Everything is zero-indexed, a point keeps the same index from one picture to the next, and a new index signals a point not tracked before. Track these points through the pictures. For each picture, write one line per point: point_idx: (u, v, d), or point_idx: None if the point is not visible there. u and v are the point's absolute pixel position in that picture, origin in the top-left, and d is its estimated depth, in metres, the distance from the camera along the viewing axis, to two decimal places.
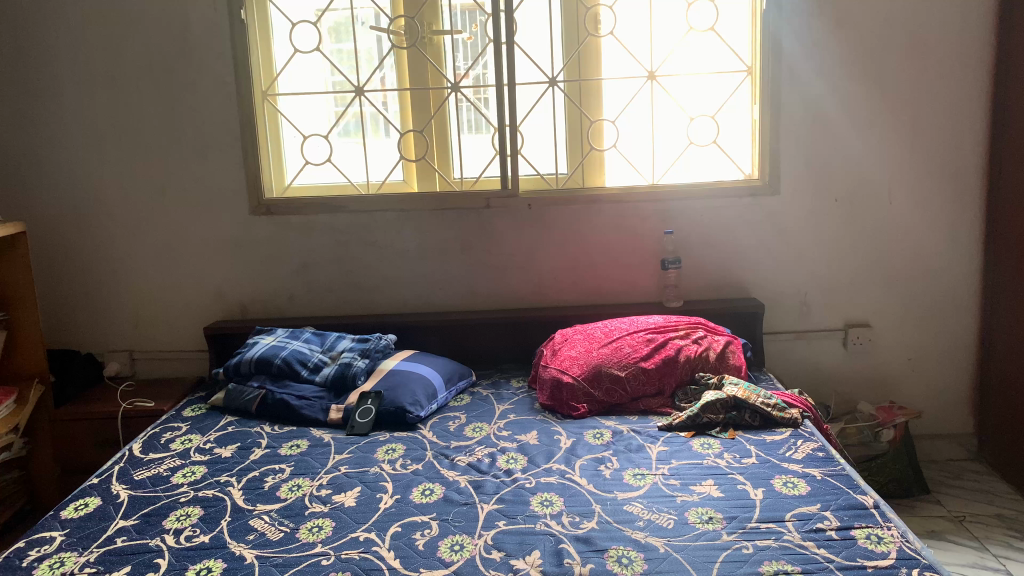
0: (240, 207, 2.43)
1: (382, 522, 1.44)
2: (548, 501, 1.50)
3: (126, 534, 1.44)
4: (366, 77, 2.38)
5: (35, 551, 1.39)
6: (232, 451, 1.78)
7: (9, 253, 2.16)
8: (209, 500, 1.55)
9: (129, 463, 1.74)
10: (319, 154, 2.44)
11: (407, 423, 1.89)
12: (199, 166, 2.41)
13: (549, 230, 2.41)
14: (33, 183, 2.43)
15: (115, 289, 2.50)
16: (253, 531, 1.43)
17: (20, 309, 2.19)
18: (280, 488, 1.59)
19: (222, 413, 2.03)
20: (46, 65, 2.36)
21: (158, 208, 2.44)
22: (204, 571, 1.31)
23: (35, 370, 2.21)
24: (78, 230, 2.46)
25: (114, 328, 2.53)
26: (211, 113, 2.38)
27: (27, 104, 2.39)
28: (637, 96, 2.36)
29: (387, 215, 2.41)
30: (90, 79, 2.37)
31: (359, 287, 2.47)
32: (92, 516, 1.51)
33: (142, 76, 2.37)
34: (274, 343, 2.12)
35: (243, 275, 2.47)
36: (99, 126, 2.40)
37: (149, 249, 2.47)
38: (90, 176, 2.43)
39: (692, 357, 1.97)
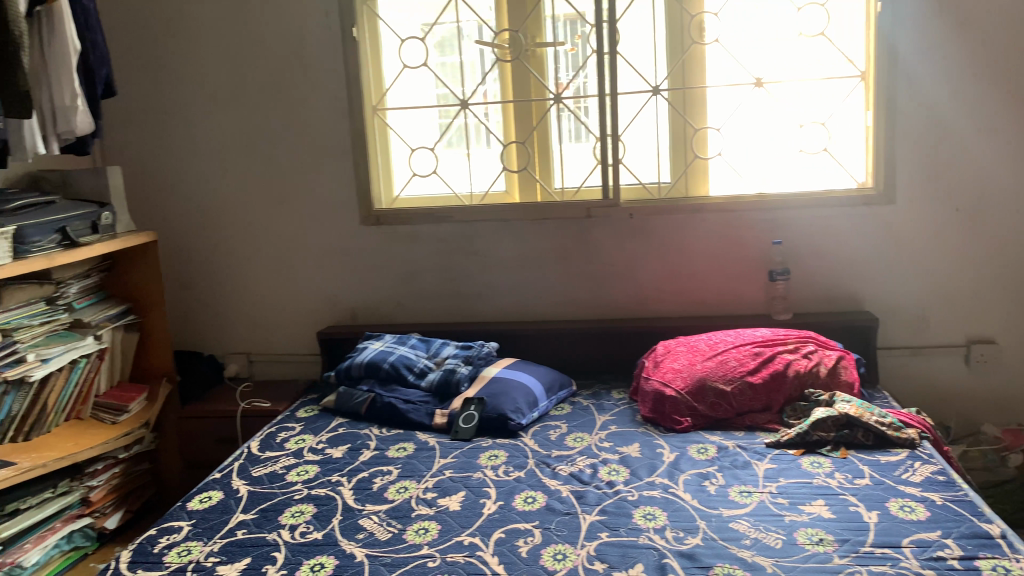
0: (350, 217, 2.53)
1: (485, 527, 1.47)
2: (651, 514, 1.49)
3: (245, 527, 1.52)
4: (470, 89, 2.43)
5: (165, 539, 1.50)
6: (342, 452, 1.85)
7: (141, 260, 2.32)
8: (321, 498, 1.62)
9: (248, 460, 1.84)
10: (426, 165, 2.51)
11: (509, 430, 1.91)
12: (312, 178, 2.52)
13: (651, 240, 2.39)
14: (162, 194, 2.60)
15: (235, 294, 2.64)
16: (363, 530, 1.49)
17: (151, 313, 2.34)
18: (388, 489, 1.65)
19: (333, 415, 2.11)
20: (176, 85, 2.53)
21: (275, 218, 2.57)
22: (318, 566, 1.37)
23: (164, 369, 2.37)
24: (202, 239, 2.61)
25: (232, 331, 2.67)
26: (324, 127, 2.49)
27: (159, 121, 2.56)
28: (743, 104, 2.32)
29: (490, 225, 2.45)
30: (214, 97, 2.52)
31: (462, 296, 2.52)
32: (215, 509, 1.60)
33: (261, 93, 2.50)
34: (382, 348, 2.19)
35: (352, 283, 2.57)
36: (223, 141, 2.54)
37: (266, 257, 2.60)
38: (214, 188, 2.58)
39: (802, 372, 1.91)
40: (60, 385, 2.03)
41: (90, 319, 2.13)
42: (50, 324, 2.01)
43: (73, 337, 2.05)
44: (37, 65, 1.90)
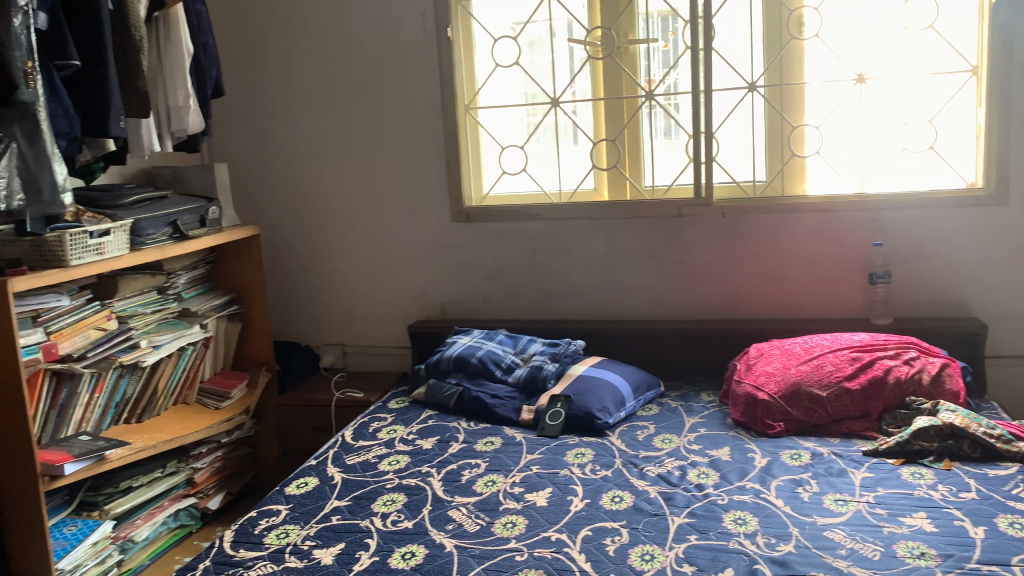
0: (440, 214, 2.57)
1: (572, 524, 1.47)
2: (741, 519, 1.46)
3: (340, 513, 1.58)
4: (562, 87, 2.43)
5: (265, 521, 1.56)
6: (432, 443, 1.89)
7: (244, 253, 2.43)
8: (412, 488, 1.66)
9: (342, 448, 1.90)
10: (515, 163, 2.53)
11: (596, 428, 1.91)
12: (405, 175, 2.58)
13: (744, 240, 2.34)
14: (264, 190, 2.71)
15: (330, 288, 2.72)
16: (452, 521, 1.51)
17: (252, 304, 2.45)
18: (476, 482, 1.67)
19: (423, 407, 2.16)
20: (278, 86, 2.63)
21: (369, 214, 2.64)
22: (409, 554, 1.40)
23: (263, 358, 2.47)
24: (300, 234, 2.71)
25: (326, 324, 2.75)
26: (417, 126, 2.54)
27: (262, 121, 2.67)
28: (844, 100, 2.24)
29: (578, 223, 2.45)
30: (314, 97, 2.61)
31: (550, 293, 2.53)
32: (311, 494, 1.66)
33: (358, 92, 2.57)
34: (470, 343, 2.22)
35: (442, 278, 2.61)
36: (321, 140, 2.63)
37: (360, 252, 2.67)
38: (312, 185, 2.67)
39: (902, 379, 1.84)
40: (170, 370, 2.14)
41: (198, 308, 2.25)
42: (161, 312, 2.12)
43: (182, 325, 2.17)
44: (155, 68, 2.01)
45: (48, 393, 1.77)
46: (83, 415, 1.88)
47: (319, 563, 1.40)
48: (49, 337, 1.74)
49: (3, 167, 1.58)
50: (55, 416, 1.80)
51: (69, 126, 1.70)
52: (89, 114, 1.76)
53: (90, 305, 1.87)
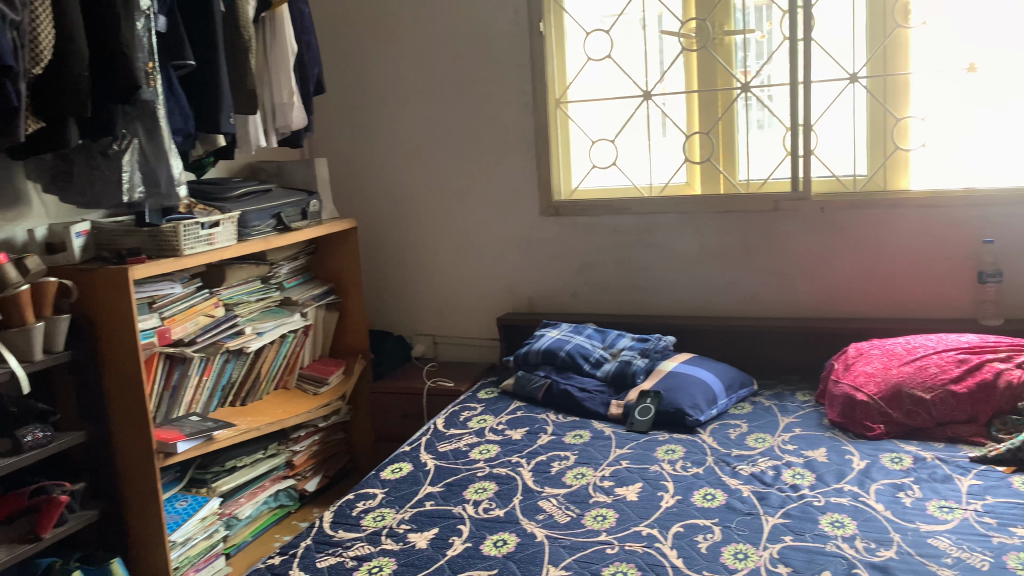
0: (530, 208, 2.59)
1: (663, 520, 1.47)
2: (839, 522, 1.43)
3: (433, 499, 1.62)
4: (654, 80, 2.41)
5: (362, 504, 1.62)
6: (521, 434, 1.91)
7: (342, 245, 2.51)
8: (502, 477, 1.69)
9: (434, 435, 1.94)
10: (605, 157, 2.52)
11: (687, 425, 1.89)
12: (496, 169, 2.61)
13: (842, 236, 2.27)
14: (359, 183, 2.79)
15: (422, 280, 2.78)
16: (543, 511, 1.53)
17: (349, 294, 2.53)
18: (566, 474, 1.68)
19: (512, 398, 2.18)
20: (375, 82, 2.70)
21: (460, 207, 2.68)
22: (501, 542, 1.43)
23: (358, 347, 2.55)
24: (393, 226, 2.78)
25: (418, 314, 2.82)
26: (508, 120, 2.56)
27: (359, 116, 2.75)
28: (953, 91, 2.14)
29: (669, 217, 2.43)
30: (408, 92, 2.67)
31: (640, 288, 2.51)
32: (406, 480, 1.71)
33: (451, 87, 2.61)
34: (559, 336, 2.23)
35: (531, 271, 2.63)
36: (415, 135, 2.69)
37: (451, 245, 2.72)
38: (405, 179, 2.73)
39: (1015, 383, 1.74)
40: (272, 356, 2.24)
41: (298, 297, 2.34)
42: (264, 300, 2.22)
43: (283, 313, 2.26)
44: (261, 66, 2.10)
45: (163, 375, 1.88)
46: (193, 397, 1.99)
47: (414, 547, 1.44)
48: (164, 323, 1.84)
49: (126, 161, 1.72)
50: (168, 397, 1.91)
51: (185, 122, 1.79)
52: (202, 110, 1.85)
53: (200, 293, 1.98)
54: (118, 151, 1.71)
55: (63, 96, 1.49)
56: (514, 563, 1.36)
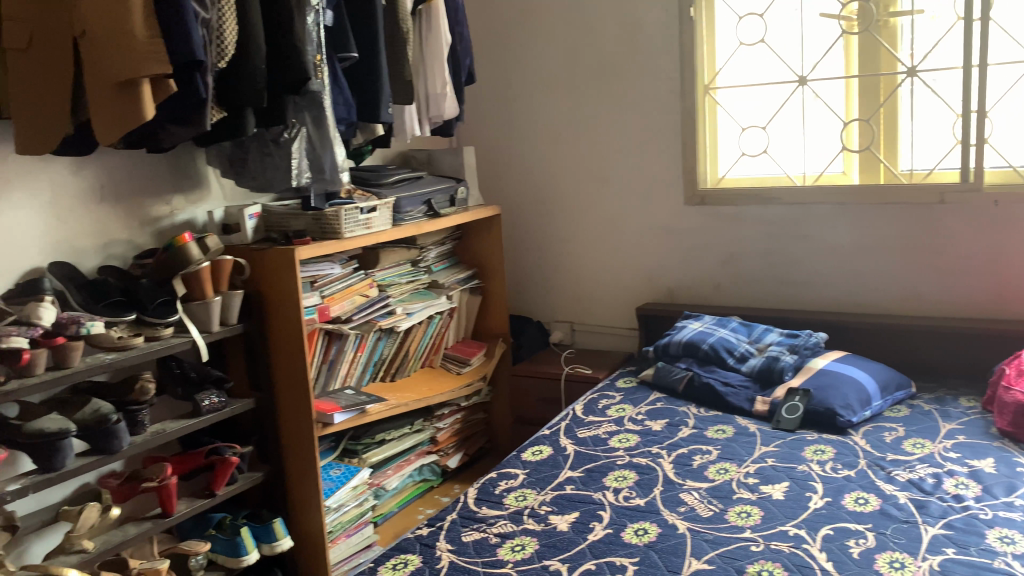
0: (674, 197, 2.55)
1: (811, 521, 1.42)
2: (1008, 538, 1.33)
3: (573, 483, 1.64)
4: (810, 64, 2.31)
5: (504, 483, 1.67)
6: (661, 425, 1.90)
7: (487, 230, 2.57)
8: (643, 467, 1.68)
9: (574, 421, 1.97)
10: (756, 145, 2.45)
11: (838, 426, 1.82)
12: (640, 157, 2.59)
13: (1019, 231, 2.09)
14: (503, 171, 2.85)
15: (562, 267, 2.81)
16: (684, 504, 1.52)
17: (492, 279, 2.60)
18: (708, 468, 1.66)
19: (651, 389, 2.17)
20: (522, 71, 2.74)
21: (602, 195, 2.68)
22: (642, 531, 1.43)
23: (499, 331, 2.62)
24: (535, 214, 2.81)
25: (557, 301, 2.84)
26: (654, 107, 2.53)
27: (505, 106, 2.80)
28: None
29: (822, 208, 2.33)
30: (554, 80, 2.69)
31: (788, 281, 2.42)
32: (546, 463, 1.75)
33: (597, 75, 2.61)
34: (701, 328, 2.20)
35: (673, 261, 2.59)
36: (559, 123, 2.71)
37: (592, 233, 2.72)
38: (548, 167, 2.76)
39: None
40: (419, 336, 2.34)
41: (444, 281, 2.44)
42: (413, 282, 2.33)
43: (431, 295, 2.37)
44: (418, 58, 2.17)
45: (322, 349, 2.01)
46: (347, 371, 2.11)
47: (555, 528, 1.47)
48: (324, 301, 1.96)
49: (294, 148, 1.84)
50: (326, 370, 2.04)
51: (348, 112, 1.88)
52: (364, 99, 1.95)
53: (356, 274, 2.09)
54: (288, 139, 1.84)
55: (243, 88, 1.61)
56: (656, 553, 1.36)
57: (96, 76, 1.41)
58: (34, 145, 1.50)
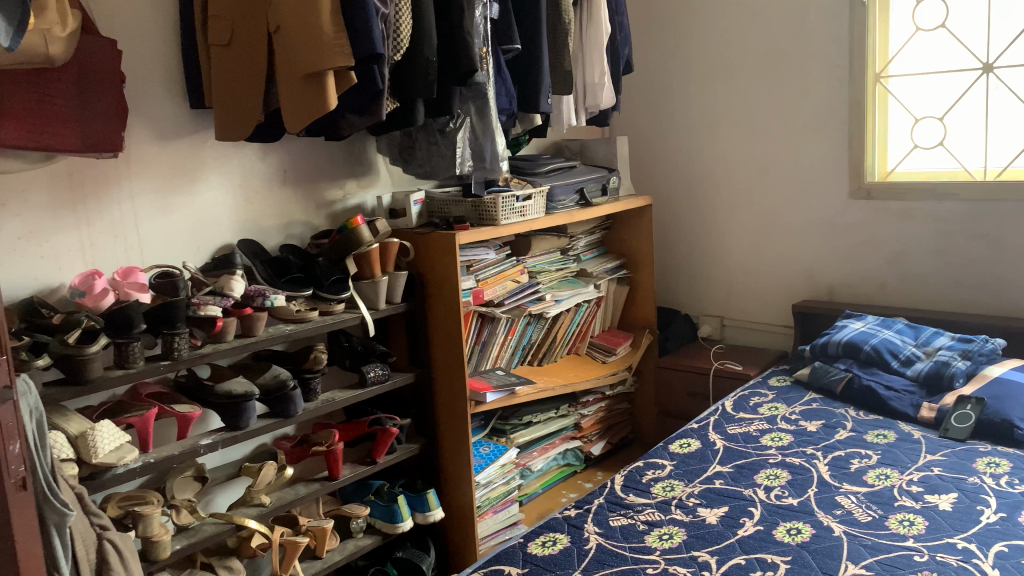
0: (838, 190, 2.45)
1: (983, 536, 1.34)
2: None
3: (722, 478, 1.63)
4: (997, 50, 2.16)
5: (652, 473, 1.68)
6: (817, 426, 1.84)
7: (637, 221, 2.58)
8: (796, 467, 1.64)
9: (723, 417, 1.95)
10: (931, 137, 2.31)
11: (1015, 440, 1.69)
12: (801, 148, 2.50)
13: None
14: (657, 162, 2.83)
15: (714, 261, 2.76)
16: (841, 507, 1.47)
17: (641, 270, 2.60)
18: (867, 473, 1.60)
19: (806, 389, 2.10)
20: (680, 60, 2.71)
21: (759, 187, 2.61)
22: (795, 531, 1.40)
23: (647, 322, 2.61)
24: (688, 205, 2.78)
25: (707, 295, 2.80)
26: (819, 97, 2.44)
27: (661, 96, 2.78)
28: None
29: (1006, 206, 2.16)
30: (712, 70, 2.65)
31: (963, 283, 2.26)
32: (694, 456, 1.74)
33: (758, 64, 2.54)
34: (864, 329, 2.11)
35: (834, 258, 2.49)
36: (716, 113, 2.66)
37: (747, 226, 2.66)
38: (703, 157, 2.72)
39: None
40: (567, 323, 2.39)
41: (593, 270, 2.47)
42: (563, 270, 2.37)
43: (578, 284, 2.39)
44: (578, 47, 2.20)
45: (475, 330, 2.09)
46: (498, 353, 2.19)
47: (704, 521, 1.46)
48: (479, 285, 2.03)
49: (459, 138, 1.92)
50: (478, 351, 2.12)
51: (509, 103, 1.94)
52: (526, 90, 2.00)
53: (509, 260, 2.16)
54: (453, 129, 1.92)
55: (415, 80, 1.70)
56: (809, 553, 1.33)
57: (288, 70, 1.53)
58: (232, 132, 1.66)
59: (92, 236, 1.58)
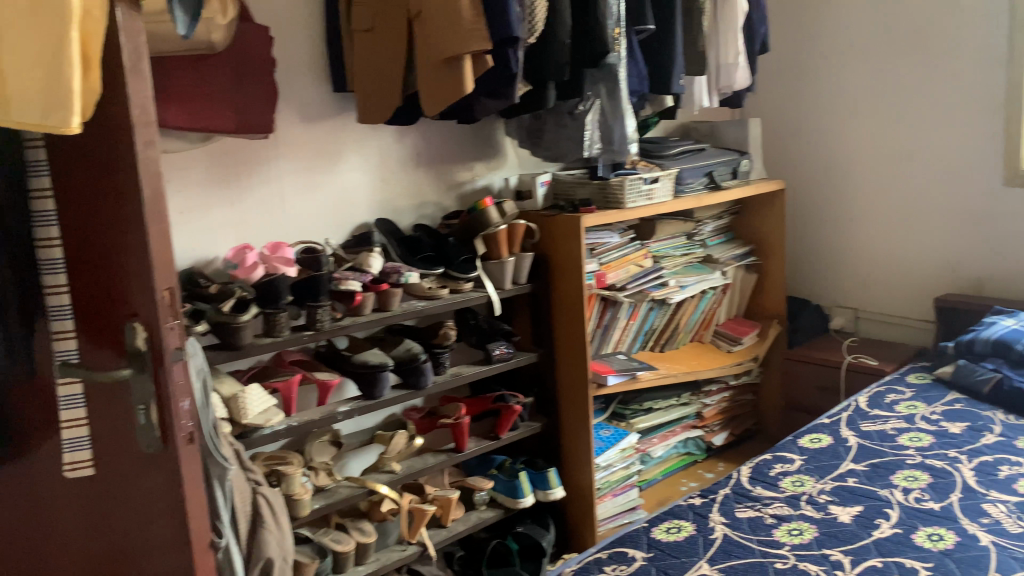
0: (991, 178, 2.28)
1: None
2: None
3: (856, 476, 1.57)
4: None
5: (780, 466, 1.64)
6: (961, 428, 1.74)
7: (767, 206, 2.50)
8: (937, 470, 1.56)
9: (857, 413, 1.87)
10: None
11: None
12: (951, 132, 2.34)
13: None
14: (791, 146, 2.73)
15: (849, 250, 2.64)
16: (988, 516, 1.39)
17: (770, 257, 2.52)
18: (1019, 481, 1.50)
19: (948, 388, 1.98)
20: (820, 40, 2.60)
21: (902, 174, 2.47)
22: (936, 537, 1.33)
23: (775, 311, 2.54)
24: (823, 191, 2.67)
25: (840, 286, 2.69)
26: (973, 77, 2.27)
27: (797, 77, 2.68)
28: None
29: None
30: (854, 49, 2.52)
31: None
32: (826, 452, 1.68)
33: (906, 42, 2.40)
34: (1017, 327, 1.97)
35: (985, 251, 2.33)
36: (857, 95, 2.54)
37: (887, 214, 2.53)
38: (841, 142, 2.60)
39: None
40: (692, 309, 2.35)
41: (720, 256, 2.42)
42: (688, 255, 2.34)
43: (704, 270, 2.34)
44: (712, 27, 2.14)
45: (597, 313, 2.10)
46: (621, 337, 2.18)
47: (836, 519, 1.42)
48: (601, 268, 2.03)
49: (588, 120, 1.91)
50: (601, 334, 2.13)
51: (640, 84, 1.92)
52: (658, 72, 1.97)
53: (632, 244, 2.14)
54: (583, 111, 1.91)
55: (548, 62, 1.71)
56: (952, 562, 1.26)
57: (427, 55, 1.58)
58: (373, 115, 1.73)
59: (244, 212, 1.69)
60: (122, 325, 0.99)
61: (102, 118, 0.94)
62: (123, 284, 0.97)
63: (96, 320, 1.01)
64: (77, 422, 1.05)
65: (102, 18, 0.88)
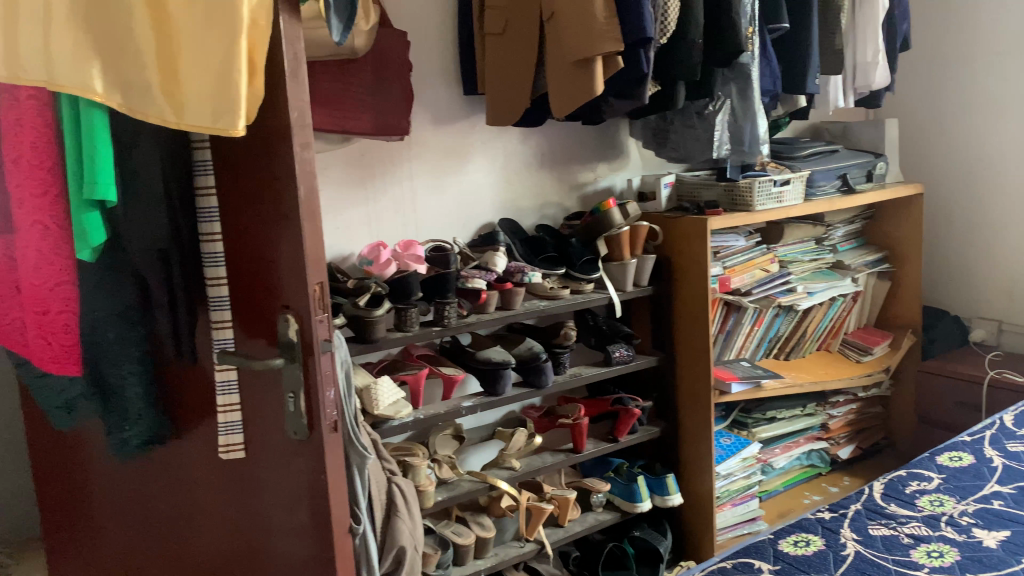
0: None
1: None
2: None
3: (1002, 499, 1.47)
4: None
5: (916, 484, 1.56)
6: None
7: (904, 211, 2.38)
8: None
9: (1002, 432, 1.76)
10: None
11: None
12: None
13: None
14: (930, 147, 2.58)
15: (992, 258, 2.48)
16: None
17: (906, 264, 2.40)
18: None
19: None
20: (966, 34, 2.45)
21: None
22: None
23: (910, 321, 2.41)
24: (965, 195, 2.51)
25: (982, 296, 2.52)
26: None
27: (940, 74, 2.53)
28: None
29: None
30: (1006, 44, 2.36)
31: None
32: (967, 471, 1.59)
33: None
34: None
35: None
36: (1007, 92, 2.37)
37: None
38: (987, 143, 2.43)
39: None
40: (820, 317, 2.27)
41: (850, 262, 2.32)
42: (817, 261, 2.25)
43: (834, 276, 2.25)
44: (849, 24, 2.06)
45: (720, 318, 2.05)
46: (744, 343, 2.13)
47: (981, 543, 1.33)
48: (725, 272, 1.97)
49: (718, 120, 1.87)
50: (723, 340, 2.08)
51: (773, 84, 1.87)
52: (792, 71, 1.91)
53: (759, 248, 2.08)
54: (712, 111, 1.87)
55: (679, 64, 1.69)
56: None
57: (558, 57, 1.59)
58: (501, 119, 1.75)
59: (377, 211, 1.75)
60: (275, 317, 1.05)
61: (262, 121, 1.00)
62: (276, 278, 1.04)
63: (250, 311, 1.08)
64: (231, 407, 1.13)
65: (267, 28, 0.93)
